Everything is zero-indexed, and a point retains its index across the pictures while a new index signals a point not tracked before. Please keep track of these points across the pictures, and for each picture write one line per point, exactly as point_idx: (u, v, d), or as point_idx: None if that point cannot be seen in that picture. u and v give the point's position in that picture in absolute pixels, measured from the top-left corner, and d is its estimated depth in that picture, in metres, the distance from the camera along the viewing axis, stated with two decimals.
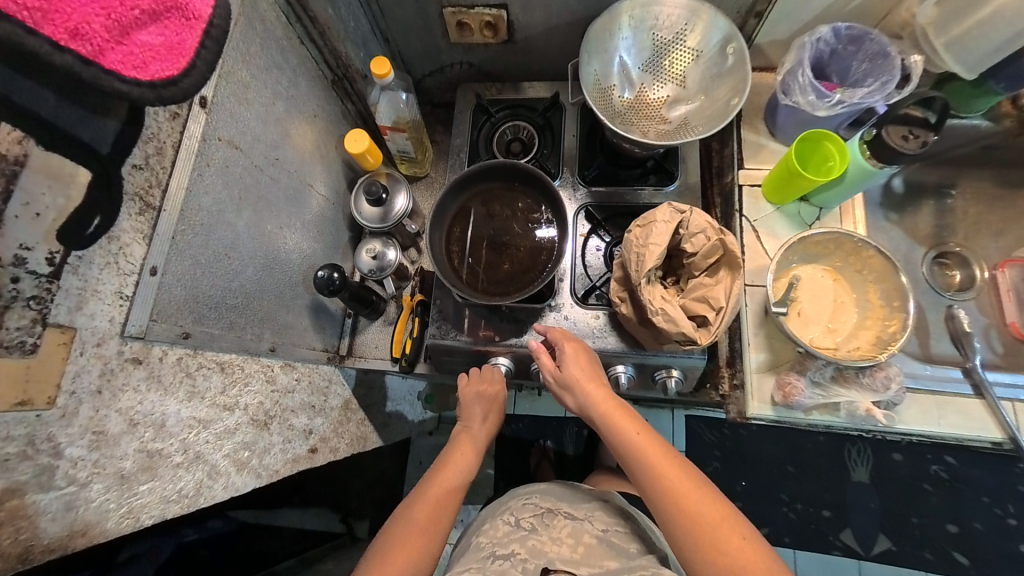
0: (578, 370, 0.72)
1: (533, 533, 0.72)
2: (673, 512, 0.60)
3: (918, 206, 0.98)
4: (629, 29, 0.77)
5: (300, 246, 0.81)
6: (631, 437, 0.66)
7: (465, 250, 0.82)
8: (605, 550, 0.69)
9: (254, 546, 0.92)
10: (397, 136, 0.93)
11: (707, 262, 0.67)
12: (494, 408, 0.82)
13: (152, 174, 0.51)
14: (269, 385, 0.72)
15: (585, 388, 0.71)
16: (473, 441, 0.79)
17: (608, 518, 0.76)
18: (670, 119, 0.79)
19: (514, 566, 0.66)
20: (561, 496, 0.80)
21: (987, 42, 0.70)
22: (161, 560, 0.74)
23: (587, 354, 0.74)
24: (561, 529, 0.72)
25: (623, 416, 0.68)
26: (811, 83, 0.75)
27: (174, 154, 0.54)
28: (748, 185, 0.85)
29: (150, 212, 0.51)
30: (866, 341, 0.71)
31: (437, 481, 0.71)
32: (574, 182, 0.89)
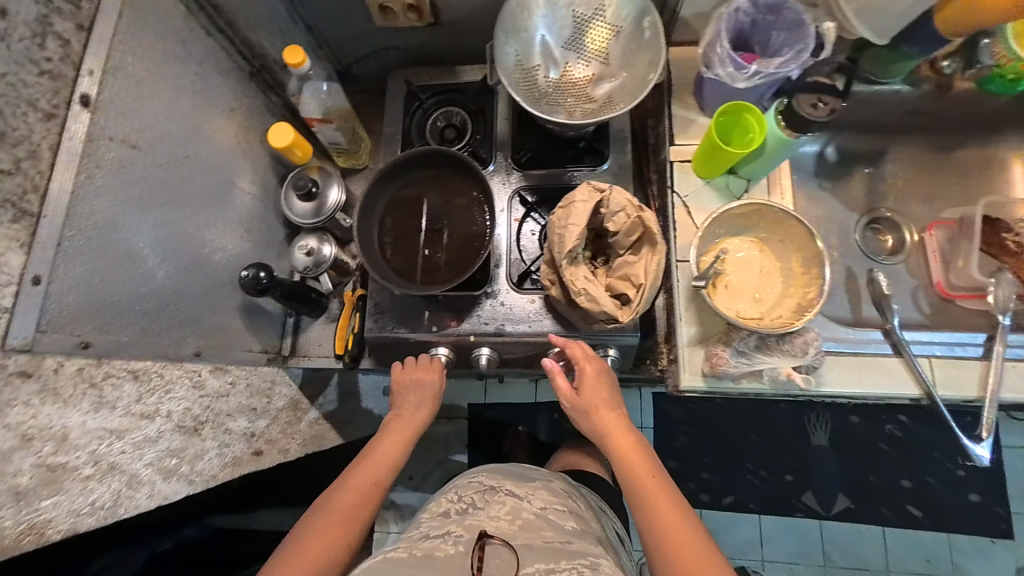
0: (595, 395, 0.74)
1: (473, 509, 0.73)
2: (662, 550, 0.62)
3: (850, 174, 1.01)
4: (549, 8, 0.75)
5: (227, 247, 0.79)
6: (640, 474, 0.68)
7: (397, 242, 0.80)
8: (542, 523, 0.71)
9: (227, 551, 0.92)
10: (326, 128, 0.91)
11: (630, 240, 0.68)
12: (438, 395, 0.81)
13: (26, 179, 0.49)
14: (198, 390, 0.70)
15: (596, 413, 0.74)
16: (405, 429, 0.77)
17: (550, 497, 0.79)
18: (595, 97, 0.79)
19: (447, 542, 0.66)
20: (505, 475, 0.83)
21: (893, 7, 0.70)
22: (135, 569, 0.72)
23: (605, 379, 0.75)
24: (500, 505, 0.74)
25: (635, 451, 0.70)
26: (728, 54, 0.74)
27: (52, 157, 0.52)
28: (679, 161, 0.86)
29: (29, 219, 0.49)
30: (789, 308, 0.72)
31: (367, 471, 0.70)
32: (508, 167, 0.88)
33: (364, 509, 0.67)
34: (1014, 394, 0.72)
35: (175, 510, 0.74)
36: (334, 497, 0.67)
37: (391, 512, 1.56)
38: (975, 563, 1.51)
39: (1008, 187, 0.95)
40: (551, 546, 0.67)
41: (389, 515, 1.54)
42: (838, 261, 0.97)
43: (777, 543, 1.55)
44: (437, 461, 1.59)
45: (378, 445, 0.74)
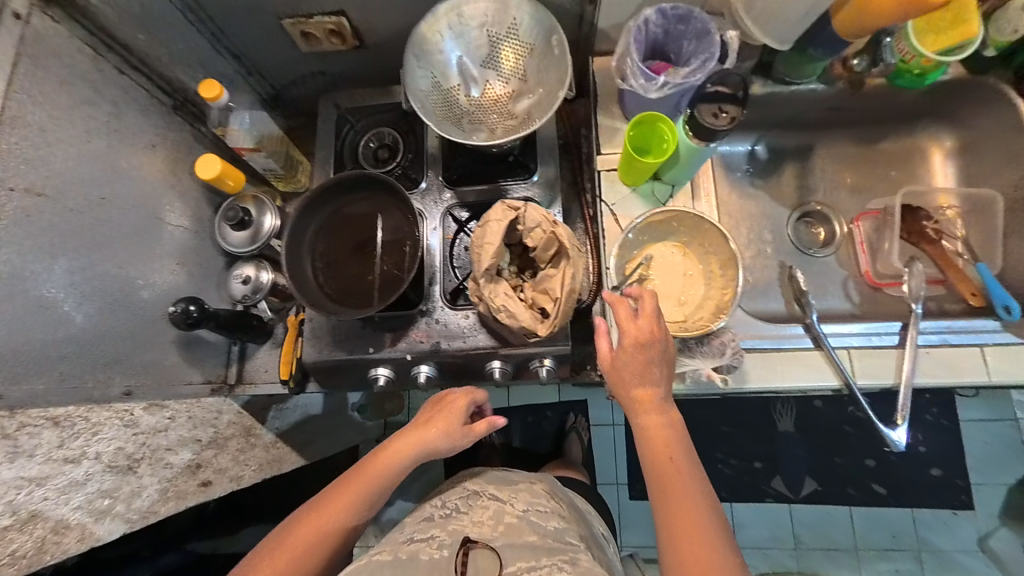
0: (634, 371, 0.66)
1: (455, 513, 0.77)
2: (668, 538, 0.63)
3: (782, 170, 1.03)
4: (461, 30, 0.76)
5: (158, 282, 0.79)
6: (666, 462, 0.66)
7: (328, 266, 0.81)
8: (523, 523, 0.75)
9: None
10: (257, 156, 0.91)
11: (548, 255, 0.70)
12: (456, 425, 0.74)
13: None
14: (131, 429, 0.70)
15: (632, 390, 0.67)
16: (390, 458, 0.71)
17: (532, 497, 0.82)
18: (515, 113, 0.80)
19: (430, 545, 0.70)
20: (491, 480, 0.86)
21: (785, 18, 0.73)
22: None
23: (649, 352, 0.66)
24: (482, 509, 0.77)
25: (664, 436, 0.66)
26: (639, 67, 0.76)
27: None
28: (605, 170, 0.87)
29: None
30: (709, 310, 0.75)
31: (344, 491, 0.70)
32: (439, 184, 0.89)
33: (325, 530, 0.68)
34: (927, 379, 0.75)
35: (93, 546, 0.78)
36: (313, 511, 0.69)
37: (370, 526, 1.56)
38: (938, 535, 1.56)
39: (929, 175, 0.98)
40: (533, 543, 0.70)
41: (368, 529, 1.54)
42: (773, 256, 0.99)
43: (750, 529, 1.59)
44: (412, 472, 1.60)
45: (368, 465, 0.72)
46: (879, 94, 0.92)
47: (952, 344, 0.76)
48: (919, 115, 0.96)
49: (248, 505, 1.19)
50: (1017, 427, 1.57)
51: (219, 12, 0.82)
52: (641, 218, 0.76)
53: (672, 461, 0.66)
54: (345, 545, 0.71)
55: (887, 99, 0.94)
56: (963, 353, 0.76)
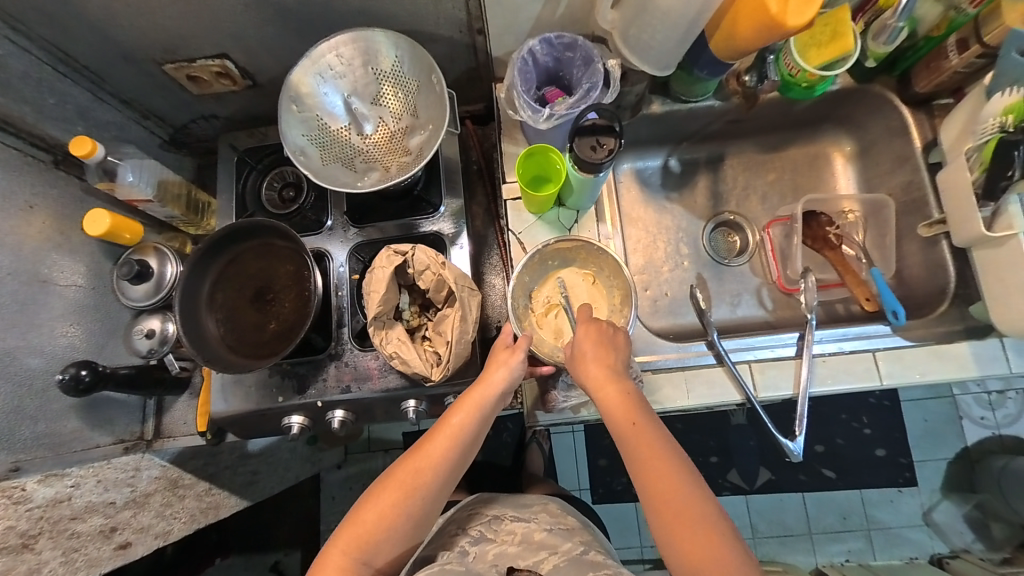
0: (585, 353, 0.68)
1: (484, 541, 0.82)
2: (657, 516, 0.60)
3: (693, 182, 1.06)
4: (342, 70, 0.77)
5: (48, 345, 0.79)
6: (633, 434, 0.63)
7: (233, 315, 0.81)
8: (552, 539, 0.81)
9: None
10: (151, 206, 0.91)
11: (441, 295, 0.70)
12: (516, 354, 0.71)
13: None
14: (20, 505, 0.69)
15: (590, 369, 0.67)
16: (479, 392, 0.70)
17: (550, 517, 0.87)
18: (409, 149, 0.82)
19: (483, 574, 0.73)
20: (506, 502, 0.91)
21: (660, 46, 0.77)
22: None
23: (596, 331, 0.70)
24: (510, 533, 0.83)
25: (625, 406, 0.64)
26: (525, 100, 0.78)
27: None
28: (511, 199, 0.88)
29: None
30: None
31: (434, 440, 0.69)
32: (344, 223, 0.90)
33: (427, 474, 0.67)
34: (822, 387, 0.78)
35: None
36: (381, 491, 0.67)
37: None
38: (883, 512, 1.57)
39: (833, 179, 1.02)
40: (570, 557, 0.77)
41: None
42: (689, 267, 1.01)
43: None
44: None
45: (456, 405, 0.70)
46: (774, 106, 0.96)
47: (846, 351, 0.79)
48: (818, 120, 1.00)
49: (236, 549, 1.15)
50: (954, 402, 1.58)
51: (92, 62, 0.84)
52: (538, 249, 0.79)
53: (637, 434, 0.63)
54: (431, 509, 0.69)
55: (782, 109, 0.97)
56: (854, 360, 0.79)
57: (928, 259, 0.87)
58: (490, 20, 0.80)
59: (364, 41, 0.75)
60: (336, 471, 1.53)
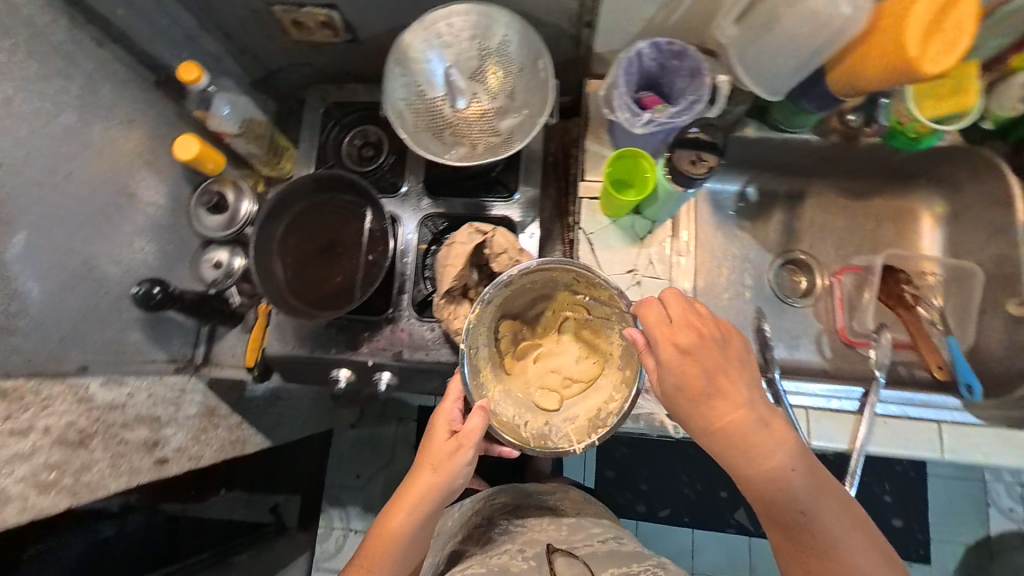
0: (699, 378, 0.61)
1: (515, 528, 0.87)
2: (794, 541, 0.60)
3: (768, 214, 1.03)
4: (449, 40, 0.77)
5: (123, 258, 0.82)
6: (788, 475, 0.60)
7: (299, 263, 0.82)
8: (579, 525, 0.88)
9: (177, 537, 0.96)
10: (238, 141, 0.93)
11: (513, 281, 0.71)
12: (449, 457, 0.66)
13: None
14: (84, 403, 0.72)
15: (710, 398, 0.61)
16: (408, 501, 0.67)
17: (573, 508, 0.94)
18: (499, 131, 0.81)
19: (517, 556, 0.78)
20: (527, 493, 0.98)
21: (778, 67, 0.74)
22: (75, 556, 0.76)
23: (704, 347, 0.62)
24: (538, 521, 0.89)
25: (759, 438, 0.60)
26: (626, 102, 0.77)
27: None
28: (588, 198, 0.88)
29: None
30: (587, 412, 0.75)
31: (369, 550, 0.69)
32: (419, 192, 0.91)
33: None
34: (879, 448, 0.75)
35: (88, 507, 0.75)
36: None
37: (335, 509, 1.57)
38: None
39: (915, 238, 0.98)
40: (600, 541, 0.82)
41: (333, 513, 1.56)
42: (749, 299, 0.99)
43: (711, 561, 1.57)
44: (383, 466, 1.59)
45: (397, 503, 0.68)
46: (873, 150, 0.92)
47: (909, 417, 0.77)
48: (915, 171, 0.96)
49: (251, 475, 1.15)
50: (983, 486, 1.51)
51: None
52: (493, 293, 0.66)
53: (795, 469, 0.60)
54: None
55: (879, 154, 0.94)
56: (916, 426, 0.77)
57: (1010, 338, 0.83)
58: (603, 13, 0.78)
59: (476, 14, 0.76)
60: (349, 431, 1.60)
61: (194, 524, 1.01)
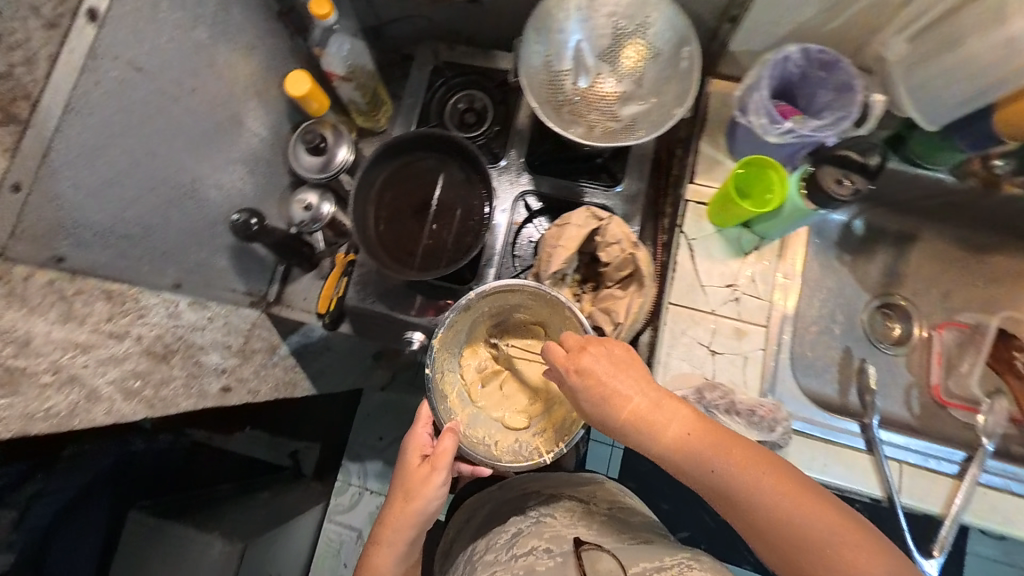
0: (601, 386, 0.59)
1: (539, 521, 0.80)
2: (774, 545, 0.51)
3: (873, 251, 0.96)
4: (589, 13, 0.74)
5: (223, 183, 0.81)
6: (713, 473, 0.53)
7: (392, 218, 0.81)
8: (609, 521, 0.80)
9: (199, 461, 1.19)
10: (344, 86, 0.92)
11: (619, 274, 0.68)
12: (422, 482, 0.66)
13: (18, 85, 0.53)
14: (172, 319, 0.73)
15: (622, 405, 0.58)
16: (392, 532, 0.67)
17: (603, 500, 0.86)
18: (619, 116, 0.77)
19: (541, 556, 0.71)
20: (551, 482, 0.90)
21: (947, 96, 0.70)
22: (108, 461, 0.99)
23: (598, 349, 0.61)
24: (563, 512, 0.82)
25: (696, 438, 0.55)
26: (766, 105, 0.72)
27: (49, 66, 0.54)
28: (695, 202, 0.84)
29: (14, 125, 0.52)
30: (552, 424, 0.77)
31: None
32: (519, 166, 0.88)
33: None
34: (976, 519, 0.70)
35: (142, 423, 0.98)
36: None
37: None
38: None
39: None
40: (632, 537, 0.75)
41: None
42: (837, 337, 0.93)
43: None
44: None
45: (378, 535, 0.68)
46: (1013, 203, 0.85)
47: (1015, 492, 0.71)
48: None
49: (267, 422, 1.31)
50: None
51: None
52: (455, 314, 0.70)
53: (718, 461, 0.53)
54: None
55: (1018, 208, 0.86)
56: (1018, 504, 0.71)
57: None
58: (759, 8, 0.73)
59: None
60: None
61: (214, 451, 1.22)
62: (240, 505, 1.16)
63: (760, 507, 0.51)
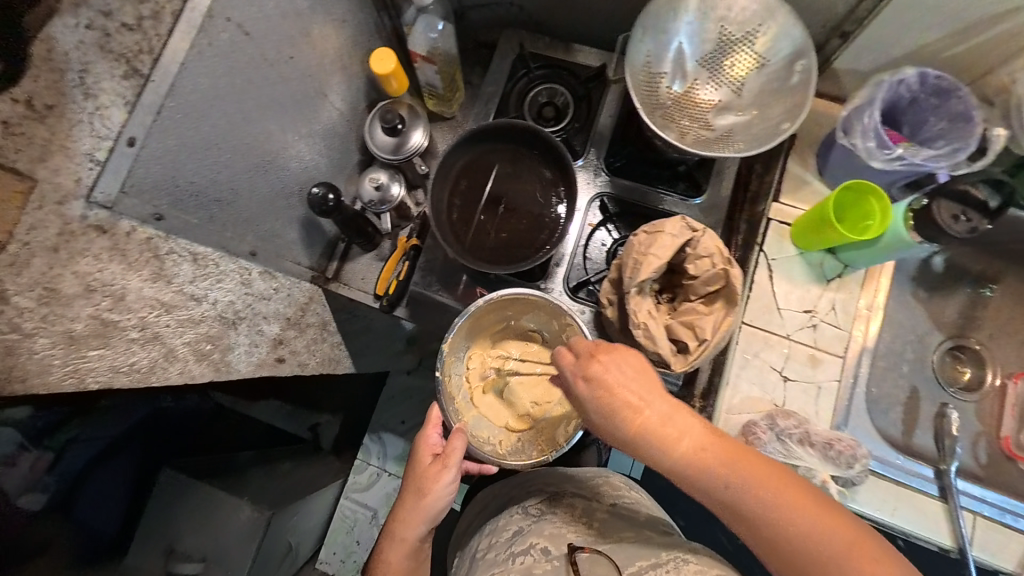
0: (613, 397, 0.53)
1: (538, 517, 0.68)
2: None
3: (951, 289, 0.92)
4: (699, 17, 0.72)
5: (302, 156, 0.80)
6: (734, 494, 0.47)
7: (467, 206, 0.80)
8: (617, 517, 0.66)
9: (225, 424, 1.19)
10: (427, 68, 0.88)
11: (706, 290, 0.65)
12: (432, 481, 0.64)
13: (142, 39, 0.59)
14: (243, 287, 0.70)
15: (633, 418, 0.52)
16: (398, 532, 0.64)
17: (613, 491, 0.72)
18: (714, 126, 0.74)
19: (538, 562, 0.59)
20: (554, 473, 0.76)
21: None
22: (138, 415, 0.94)
23: (611, 356, 0.55)
24: (567, 507, 0.68)
25: (711, 457, 0.49)
26: (875, 128, 0.70)
27: (173, 27, 0.60)
28: (777, 221, 0.81)
29: (137, 79, 0.58)
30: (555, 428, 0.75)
31: None
32: (597, 167, 0.85)
33: None
34: None
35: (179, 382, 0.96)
36: None
37: None
38: None
39: None
40: (640, 534, 0.62)
41: None
42: (905, 375, 0.90)
43: None
44: None
45: (387, 535, 0.66)
46: None
47: None
48: None
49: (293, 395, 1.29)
50: None
51: None
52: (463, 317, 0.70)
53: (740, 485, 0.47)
54: None
55: None
56: None
57: None
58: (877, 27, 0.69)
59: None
60: None
61: (239, 418, 1.23)
62: (265, 472, 1.05)
63: (769, 524, 0.45)
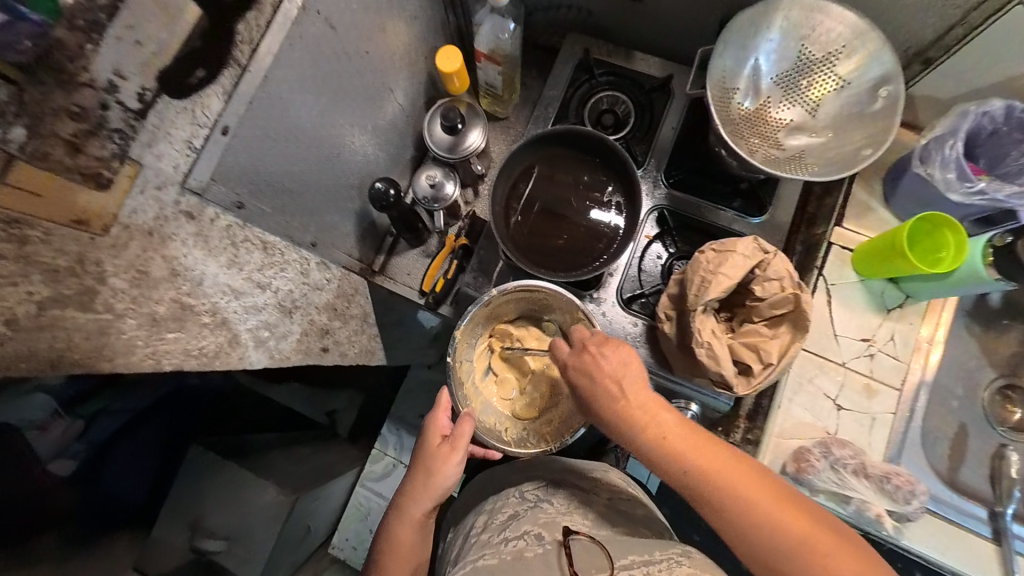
0: (606, 387, 0.52)
1: (533, 505, 0.63)
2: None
3: (1008, 327, 0.90)
4: (782, 34, 0.70)
5: (364, 149, 0.81)
6: (722, 493, 0.46)
7: (523, 209, 0.80)
8: (614, 515, 0.62)
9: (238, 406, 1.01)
10: (489, 67, 0.89)
11: (771, 313, 0.64)
12: (445, 459, 0.63)
13: (247, 29, 0.54)
14: (302, 277, 0.73)
15: (625, 409, 0.51)
16: (411, 508, 0.63)
17: (611, 488, 0.68)
18: (785, 146, 0.73)
19: (532, 544, 0.54)
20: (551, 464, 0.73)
21: None
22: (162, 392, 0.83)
23: (610, 347, 0.54)
24: (564, 499, 0.64)
25: (700, 451, 0.48)
26: (957, 159, 0.68)
27: (271, 15, 0.56)
28: (839, 245, 0.80)
29: (237, 70, 0.54)
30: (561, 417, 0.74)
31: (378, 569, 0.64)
32: (656, 178, 0.83)
33: None
34: None
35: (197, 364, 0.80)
36: None
37: None
38: None
39: None
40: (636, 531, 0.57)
41: None
42: (953, 411, 0.88)
43: None
44: None
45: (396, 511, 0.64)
46: None
47: None
48: None
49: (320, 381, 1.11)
50: None
51: None
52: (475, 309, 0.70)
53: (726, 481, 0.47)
54: None
55: None
56: None
57: None
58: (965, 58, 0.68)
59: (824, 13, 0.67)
60: None
61: (255, 398, 1.04)
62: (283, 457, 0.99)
63: (751, 523, 0.45)
